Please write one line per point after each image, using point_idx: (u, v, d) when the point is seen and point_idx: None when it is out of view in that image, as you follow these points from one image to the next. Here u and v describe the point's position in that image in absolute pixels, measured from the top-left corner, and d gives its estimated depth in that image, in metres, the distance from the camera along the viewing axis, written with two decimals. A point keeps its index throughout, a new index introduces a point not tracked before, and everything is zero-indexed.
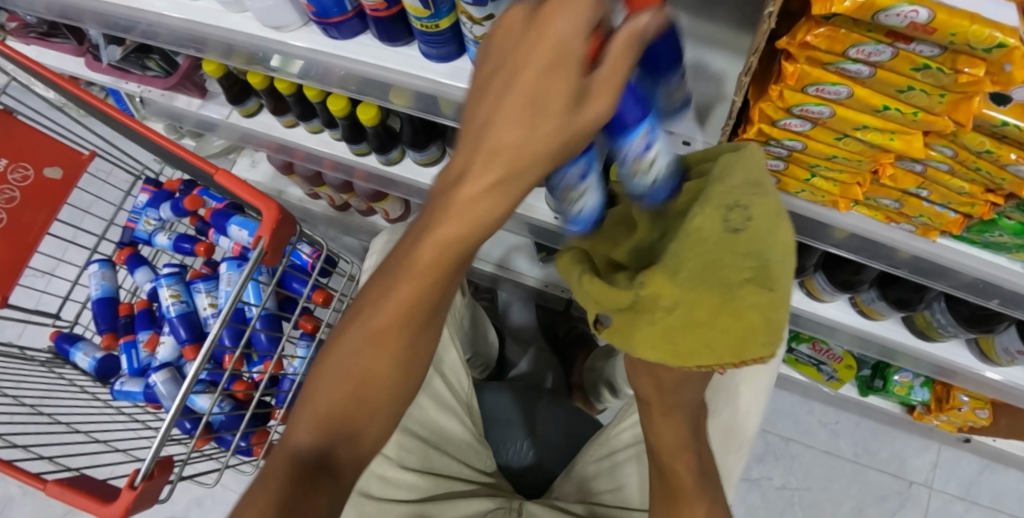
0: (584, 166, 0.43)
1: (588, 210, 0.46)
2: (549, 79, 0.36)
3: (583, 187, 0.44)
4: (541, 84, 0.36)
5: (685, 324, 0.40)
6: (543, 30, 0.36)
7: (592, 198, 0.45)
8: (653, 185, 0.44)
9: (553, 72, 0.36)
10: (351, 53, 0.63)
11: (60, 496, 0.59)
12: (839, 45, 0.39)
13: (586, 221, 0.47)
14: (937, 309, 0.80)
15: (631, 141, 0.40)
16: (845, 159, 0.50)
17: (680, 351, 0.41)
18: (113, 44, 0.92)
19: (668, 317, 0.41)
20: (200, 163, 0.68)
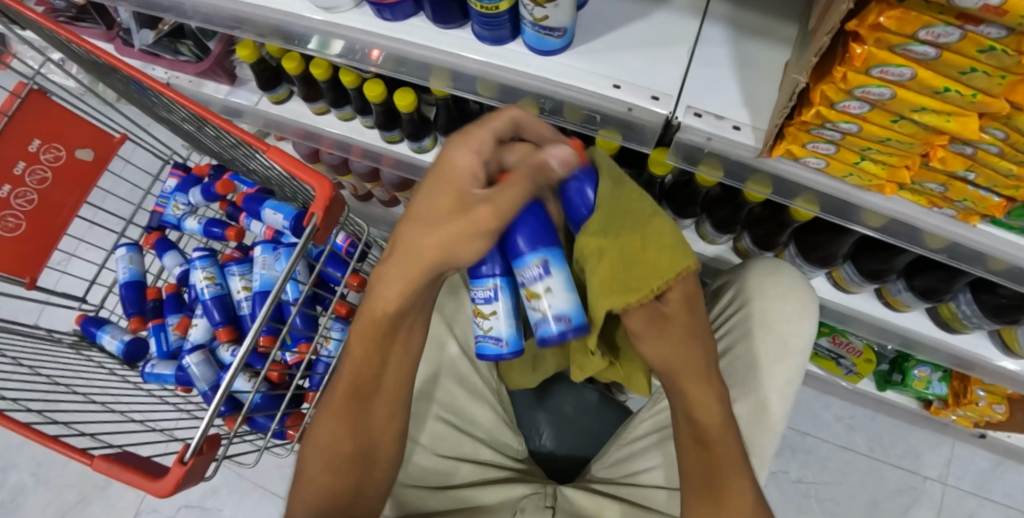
0: (492, 289, 0.65)
1: (494, 334, 0.67)
2: (448, 202, 0.58)
3: (491, 308, 0.66)
4: (444, 205, 0.58)
5: (625, 261, 0.63)
6: (444, 178, 0.59)
7: (497, 323, 0.66)
8: (542, 316, 0.63)
9: (450, 197, 0.58)
10: (403, 34, 0.65)
11: (107, 471, 0.59)
12: (909, 27, 0.39)
13: (491, 346, 0.67)
14: (963, 300, 0.81)
15: (523, 266, 0.63)
16: (898, 141, 0.51)
17: (637, 281, 0.62)
18: (144, 28, 0.89)
19: (611, 257, 0.63)
20: (251, 139, 0.69)
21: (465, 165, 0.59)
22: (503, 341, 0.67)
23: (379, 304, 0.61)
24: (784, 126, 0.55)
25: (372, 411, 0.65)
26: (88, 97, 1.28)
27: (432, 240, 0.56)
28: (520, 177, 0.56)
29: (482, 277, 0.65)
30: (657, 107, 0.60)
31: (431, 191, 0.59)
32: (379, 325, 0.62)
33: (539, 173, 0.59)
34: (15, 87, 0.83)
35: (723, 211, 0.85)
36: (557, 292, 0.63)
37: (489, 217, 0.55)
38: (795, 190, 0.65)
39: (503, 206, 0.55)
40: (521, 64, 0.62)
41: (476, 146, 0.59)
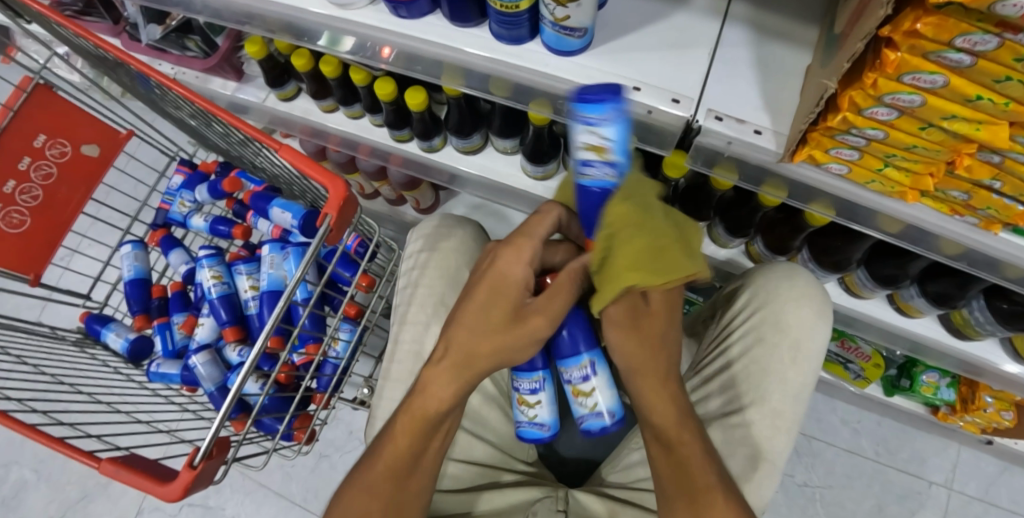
0: (539, 380, 0.68)
1: (540, 421, 0.70)
2: (501, 312, 0.61)
3: (536, 397, 0.68)
4: (500, 313, 0.61)
5: (653, 245, 0.60)
6: (491, 276, 0.62)
7: (541, 411, 0.69)
8: (589, 411, 0.67)
9: (503, 309, 0.61)
10: (418, 32, 0.64)
11: (115, 475, 0.58)
12: (946, 33, 0.39)
13: (535, 431, 0.70)
14: (976, 307, 0.79)
15: (572, 365, 0.66)
16: (924, 149, 0.50)
17: (659, 266, 0.60)
18: (152, 23, 0.87)
19: (642, 242, 0.60)
20: (261, 136, 0.68)
21: (517, 276, 0.61)
22: (546, 426, 0.70)
23: (425, 400, 0.62)
24: (807, 131, 0.54)
25: (408, 494, 0.62)
26: (94, 92, 1.27)
27: (478, 344, 0.60)
28: (567, 279, 0.61)
29: (530, 370, 0.67)
30: (678, 110, 0.59)
31: (484, 300, 0.61)
32: (425, 421, 0.62)
33: (580, 276, 0.62)
34: (21, 82, 0.82)
35: (738, 213, 0.84)
36: (603, 389, 0.66)
37: (543, 324, 0.60)
38: (811, 195, 0.64)
39: (554, 312, 0.61)
40: (540, 65, 0.61)
41: (529, 256, 0.62)
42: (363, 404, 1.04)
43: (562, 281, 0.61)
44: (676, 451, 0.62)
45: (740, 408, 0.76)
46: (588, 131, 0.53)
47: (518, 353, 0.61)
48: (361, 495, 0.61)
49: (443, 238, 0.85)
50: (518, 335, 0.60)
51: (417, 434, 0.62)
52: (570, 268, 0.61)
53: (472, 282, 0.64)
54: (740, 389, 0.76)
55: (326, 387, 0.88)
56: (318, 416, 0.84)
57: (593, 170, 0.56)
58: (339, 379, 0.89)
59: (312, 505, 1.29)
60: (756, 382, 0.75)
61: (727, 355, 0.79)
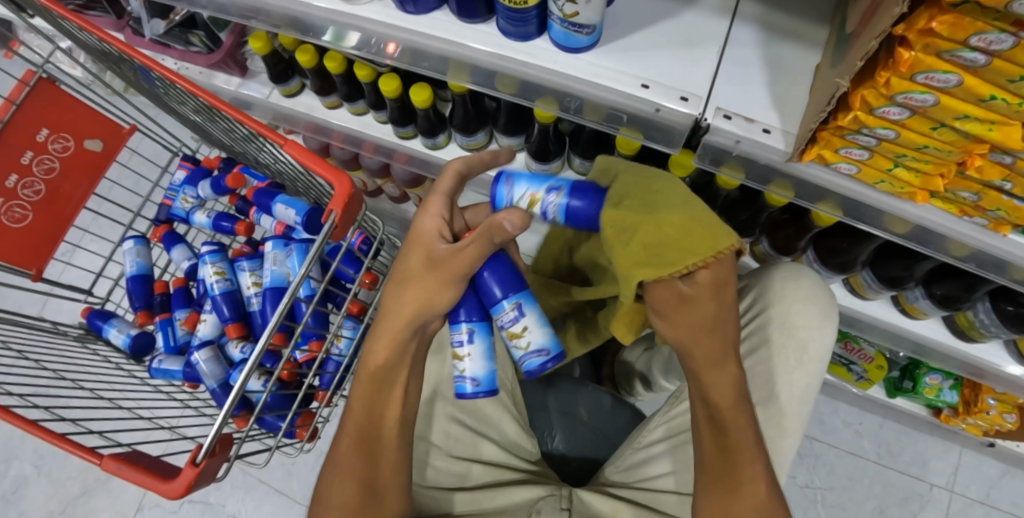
0: (467, 332, 0.65)
1: (469, 375, 0.66)
2: (419, 261, 0.64)
3: (466, 351, 0.65)
4: (418, 262, 0.64)
5: (661, 236, 0.59)
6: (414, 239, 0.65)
7: (472, 364, 0.65)
8: (524, 352, 0.66)
9: (420, 256, 0.64)
10: (425, 28, 0.63)
11: (117, 471, 0.58)
12: (962, 32, 0.38)
13: (467, 386, 0.66)
14: (981, 309, 0.78)
15: (500, 311, 0.65)
16: (935, 149, 0.49)
17: (676, 256, 0.59)
18: (155, 17, 0.86)
19: (648, 231, 0.59)
20: (266, 130, 0.67)
21: (430, 228, 0.64)
22: (475, 381, 0.66)
23: (372, 357, 0.66)
24: (817, 130, 0.54)
25: (379, 458, 0.64)
26: (97, 87, 1.27)
27: (403, 300, 0.64)
28: (480, 230, 0.60)
29: (456, 321, 0.66)
30: (687, 108, 0.58)
31: (406, 254, 0.65)
32: (376, 381, 0.66)
33: (495, 231, 0.60)
34: (24, 76, 0.81)
35: (742, 214, 0.84)
36: (535, 329, 0.65)
37: (456, 266, 0.61)
38: (817, 194, 0.64)
39: (469, 258, 0.61)
40: (548, 62, 0.60)
41: (438, 209, 0.64)
42: None
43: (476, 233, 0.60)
44: (729, 434, 0.61)
45: None
46: (517, 189, 0.63)
47: (441, 297, 0.63)
48: (345, 471, 0.63)
49: None
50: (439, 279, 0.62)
51: (373, 397, 0.65)
52: (485, 222, 0.60)
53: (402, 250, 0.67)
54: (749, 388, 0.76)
55: (329, 385, 0.89)
56: (322, 413, 0.84)
57: (552, 199, 0.62)
58: (342, 377, 0.89)
59: None
60: (763, 381, 0.76)
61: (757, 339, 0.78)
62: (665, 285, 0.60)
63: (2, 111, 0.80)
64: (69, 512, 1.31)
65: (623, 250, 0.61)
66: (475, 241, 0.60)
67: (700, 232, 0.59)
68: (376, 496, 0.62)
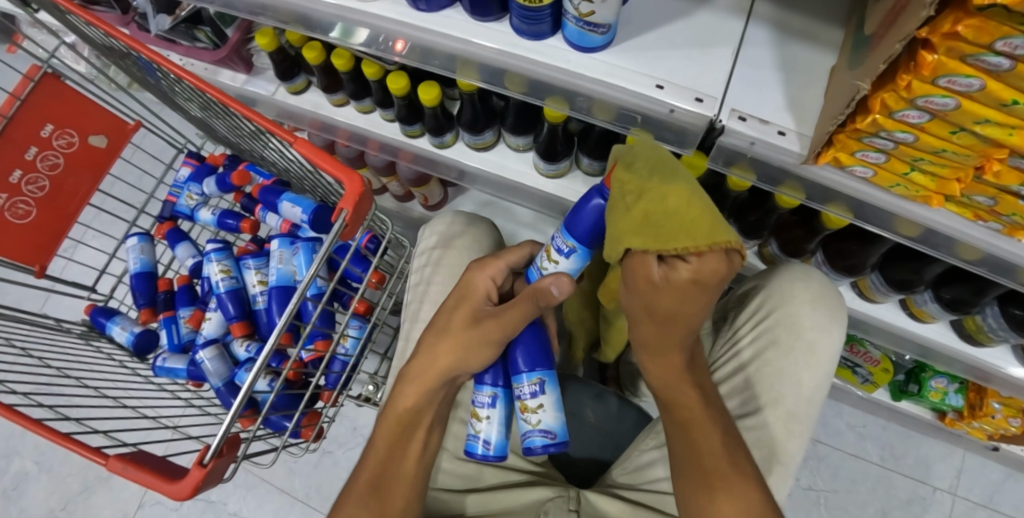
0: (490, 396, 0.68)
1: (483, 438, 0.68)
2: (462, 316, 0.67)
3: (486, 413, 0.68)
4: (461, 319, 0.67)
5: (664, 209, 0.54)
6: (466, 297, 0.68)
7: (488, 427, 0.68)
8: (531, 428, 0.66)
9: (465, 313, 0.67)
10: (437, 26, 0.63)
11: (122, 472, 0.58)
12: (987, 36, 0.38)
13: (479, 447, 0.68)
14: (990, 313, 0.77)
15: (521, 379, 0.66)
16: (954, 153, 0.49)
17: (667, 236, 0.53)
18: (161, 13, 0.84)
19: (649, 200, 0.54)
20: (274, 127, 0.67)
21: (481, 287, 0.68)
22: (488, 444, 0.68)
23: (400, 399, 0.68)
24: (834, 133, 0.53)
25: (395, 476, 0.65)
26: (101, 82, 1.27)
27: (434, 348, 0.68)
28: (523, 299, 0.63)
29: (482, 383, 0.68)
30: (702, 109, 0.58)
31: (451, 307, 0.69)
32: (402, 423, 0.68)
33: (541, 295, 0.61)
34: (29, 71, 0.81)
35: (751, 215, 0.83)
36: (549, 410, 0.66)
37: (496, 329, 0.64)
38: (828, 195, 0.63)
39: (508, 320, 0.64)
40: (562, 61, 0.60)
41: (494, 271, 0.68)
42: (369, 401, 1.03)
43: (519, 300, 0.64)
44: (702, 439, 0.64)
45: (752, 411, 0.75)
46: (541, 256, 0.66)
47: (472, 353, 0.65)
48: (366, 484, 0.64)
49: (457, 236, 0.85)
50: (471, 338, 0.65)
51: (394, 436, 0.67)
52: (534, 286, 0.62)
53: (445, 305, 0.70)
54: (753, 392, 0.76)
55: (335, 384, 0.88)
56: (327, 413, 0.84)
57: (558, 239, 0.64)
58: (347, 377, 0.88)
59: (314, 502, 1.28)
60: (771, 382, 0.75)
61: (739, 358, 0.79)
62: (643, 262, 0.56)
63: (6, 106, 0.80)
64: (69, 509, 1.30)
65: (622, 214, 0.56)
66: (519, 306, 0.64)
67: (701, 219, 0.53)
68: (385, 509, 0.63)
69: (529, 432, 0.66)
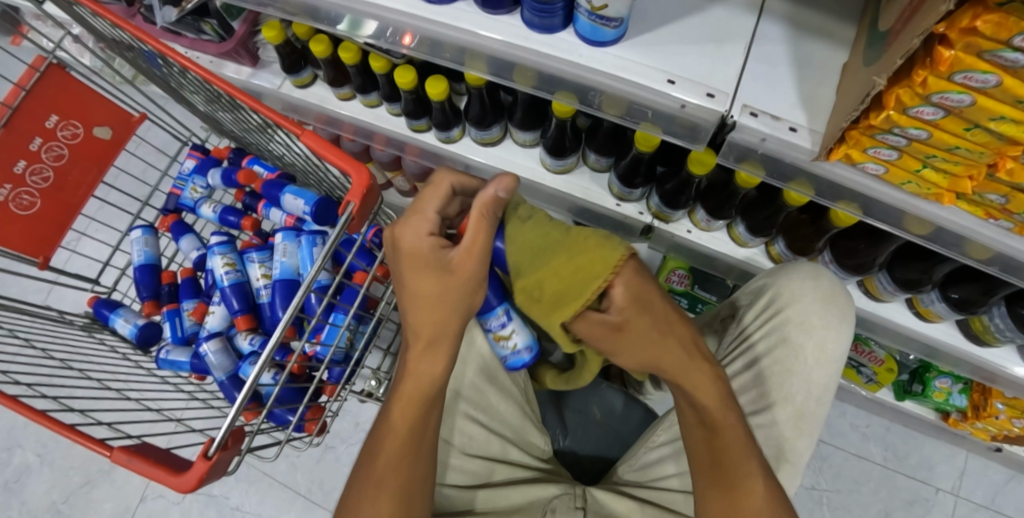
0: (503, 315, 0.68)
1: (520, 346, 0.71)
2: (432, 280, 0.59)
3: (509, 329, 0.69)
4: (429, 285, 0.59)
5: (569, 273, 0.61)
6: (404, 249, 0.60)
7: (518, 337, 0.70)
8: (512, 350, 0.71)
9: (431, 273, 0.59)
10: (447, 18, 0.62)
11: (127, 464, 0.57)
12: (1006, 31, 0.37)
13: (520, 357, 0.72)
14: (997, 314, 0.76)
15: (491, 316, 0.68)
16: (967, 150, 0.48)
17: (573, 292, 0.62)
18: (167, 5, 0.81)
19: (551, 278, 0.61)
20: (281, 119, 0.66)
21: (424, 245, 0.60)
22: (527, 348, 0.71)
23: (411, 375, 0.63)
24: (846, 129, 0.53)
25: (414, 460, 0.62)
26: (107, 76, 1.27)
27: (435, 313, 0.60)
28: (477, 223, 0.59)
29: (491, 308, 0.67)
30: (713, 105, 0.58)
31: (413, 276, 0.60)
32: (420, 402, 0.63)
33: (491, 205, 0.60)
34: (35, 61, 0.81)
35: (760, 214, 0.82)
36: (520, 331, 0.70)
37: (469, 267, 0.59)
38: (838, 192, 0.63)
39: (479, 253, 0.60)
40: (574, 55, 0.59)
41: (428, 227, 0.60)
42: (371, 397, 1.03)
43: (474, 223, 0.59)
44: (721, 436, 0.63)
45: (760, 408, 0.75)
46: None
47: (474, 299, 0.61)
48: (372, 475, 0.62)
49: None
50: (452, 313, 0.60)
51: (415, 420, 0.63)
52: (479, 202, 0.59)
53: (398, 274, 0.62)
54: (757, 393, 0.76)
55: (338, 379, 0.89)
56: (330, 408, 0.86)
57: None
58: (351, 372, 0.89)
59: (316, 497, 1.28)
60: (778, 381, 0.75)
61: (753, 351, 0.78)
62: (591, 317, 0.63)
63: (10, 97, 0.79)
64: (71, 501, 1.30)
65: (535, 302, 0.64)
66: (479, 237, 0.60)
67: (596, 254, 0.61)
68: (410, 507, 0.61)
69: (516, 349, 0.71)
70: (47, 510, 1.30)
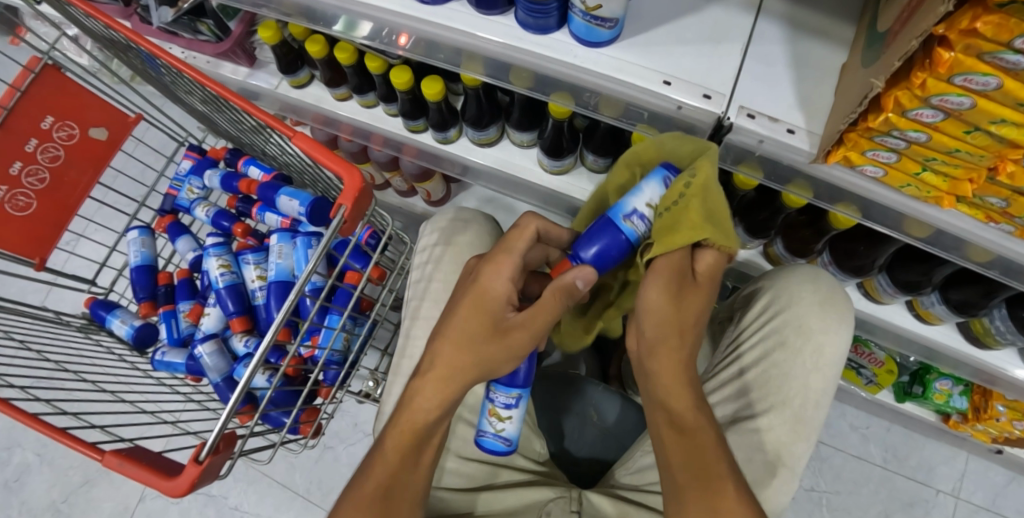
0: (515, 397, 0.65)
1: (504, 435, 0.67)
2: (479, 326, 0.61)
3: (508, 413, 0.66)
4: (476, 329, 0.61)
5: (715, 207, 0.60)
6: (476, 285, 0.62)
7: (510, 425, 0.66)
8: (494, 433, 0.67)
9: (482, 323, 0.61)
10: (441, 18, 0.62)
11: (119, 467, 0.57)
12: (1007, 33, 0.37)
13: (497, 444, 0.67)
14: (997, 316, 0.75)
15: (504, 390, 0.65)
16: (968, 153, 0.47)
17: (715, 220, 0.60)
18: (163, 5, 0.80)
19: (714, 199, 0.60)
20: (274, 121, 0.66)
21: (498, 290, 0.61)
22: (509, 442, 0.67)
23: (413, 402, 0.63)
24: (844, 131, 0.53)
25: (408, 478, 0.62)
26: (104, 75, 1.27)
27: (462, 356, 0.61)
28: (550, 299, 0.59)
29: (512, 383, 0.65)
30: (710, 106, 0.57)
31: (462, 319, 0.61)
32: (415, 436, 0.63)
33: (567, 292, 0.59)
34: (29, 62, 0.80)
35: (760, 215, 0.81)
36: (516, 421, 0.67)
37: (523, 339, 0.60)
38: (838, 194, 0.62)
39: (537, 328, 0.60)
40: (568, 56, 0.59)
41: (509, 273, 0.62)
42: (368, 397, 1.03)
43: (547, 299, 0.59)
44: (695, 437, 0.61)
45: (756, 412, 0.75)
46: None
47: (503, 367, 0.61)
48: (360, 495, 0.61)
49: (458, 233, 0.85)
50: (476, 365, 0.61)
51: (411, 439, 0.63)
52: (556, 284, 0.59)
53: (451, 305, 0.64)
54: (756, 396, 0.75)
55: (333, 381, 0.88)
56: (325, 410, 0.86)
57: None
58: (346, 375, 0.89)
59: (314, 497, 1.28)
60: (776, 384, 0.75)
61: (740, 363, 0.78)
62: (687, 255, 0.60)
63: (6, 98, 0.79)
64: (70, 501, 1.30)
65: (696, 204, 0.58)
66: (545, 310, 0.60)
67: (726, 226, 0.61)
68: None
69: (497, 437, 0.67)
70: (47, 509, 1.30)
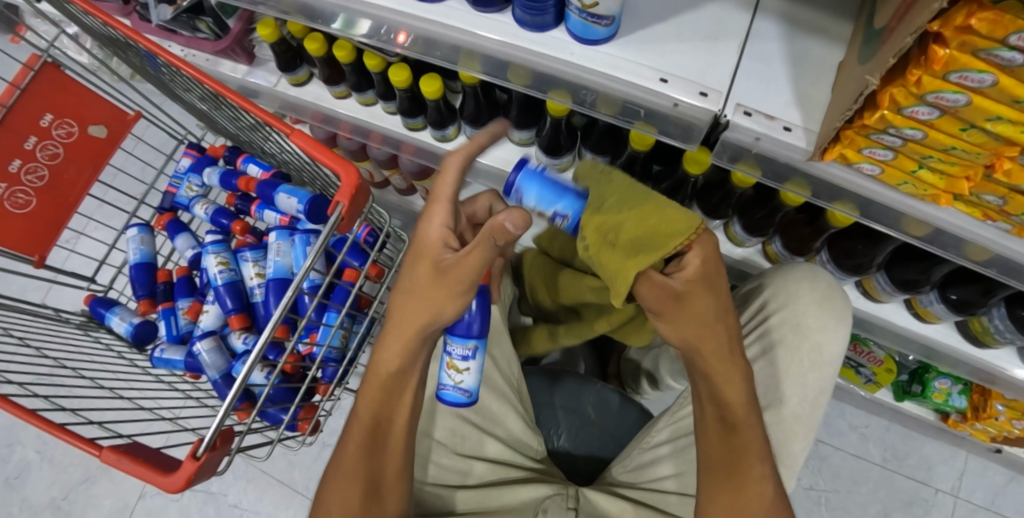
0: (471, 348, 0.66)
1: (463, 387, 0.67)
2: (424, 271, 0.63)
3: (467, 364, 0.67)
4: (423, 274, 0.63)
5: (643, 232, 0.59)
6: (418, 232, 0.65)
7: (469, 377, 0.67)
8: (452, 385, 0.67)
9: (426, 266, 0.63)
10: (437, 16, 0.62)
11: (116, 464, 0.57)
12: (1001, 30, 0.37)
13: (456, 396, 0.67)
14: (996, 315, 0.75)
15: (459, 341, 0.66)
16: (964, 151, 0.47)
17: (648, 243, 0.59)
18: (163, 3, 0.80)
19: (629, 226, 0.59)
20: (272, 119, 0.66)
21: (435, 236, 0.63)
22: (469, 393, 0.67)
23: (382, 363, 0.66)
24: (841, 129, 0.53)
25: (388, 446, 0.65)
26: (104, 73, 1.27)
27: (417, 305, 0.63)
28: (481, 239, 0.59)
29: (467, 335, 0.66)
30: (707, 104, 0.57)
31: (410, 265, 0.64)
32: (385, 385, 0.66)
33: (498, 234, 0.58)
34: (28, 60, 0.80)
35: (756, 214, 0.81)
36: (475, 372, 0.67)
37: (461, 277, 0.61)
38: (835, 191, 0.62)
39: (474, 265, 0.60)
40: (565, 53, 0.59)
41: (442, 217, 0.63)
42: None
43: (480, 240, 0.59)
44: (738, 435, 0.63)
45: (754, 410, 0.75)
46: None
47: (449, 305, 0.62)
48: (345, 462, 0.65)
49: None
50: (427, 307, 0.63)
51: (383, 400, 0.66)
52: (487, 226, 0.57)
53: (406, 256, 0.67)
54: (754, 393, 0.76)
55: (332, 378, 0.89)
56: (324, 407, 0.86)
57: None
58: (345, 371, 0.90)
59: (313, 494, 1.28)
60: (774, 383, 0.75)
61: None
62: (657, 279, 0.60)
63: (6, 96, 0.79)
64: (70, 498, 1.30)
65: (609, 252, 0.59)
66: (481, 248, 0.60)
67: (676, 214, 0.59)
68: (381, 503, 0.64)
69: (456, 388, 0.67)
70: (47, 506, 1.30)
